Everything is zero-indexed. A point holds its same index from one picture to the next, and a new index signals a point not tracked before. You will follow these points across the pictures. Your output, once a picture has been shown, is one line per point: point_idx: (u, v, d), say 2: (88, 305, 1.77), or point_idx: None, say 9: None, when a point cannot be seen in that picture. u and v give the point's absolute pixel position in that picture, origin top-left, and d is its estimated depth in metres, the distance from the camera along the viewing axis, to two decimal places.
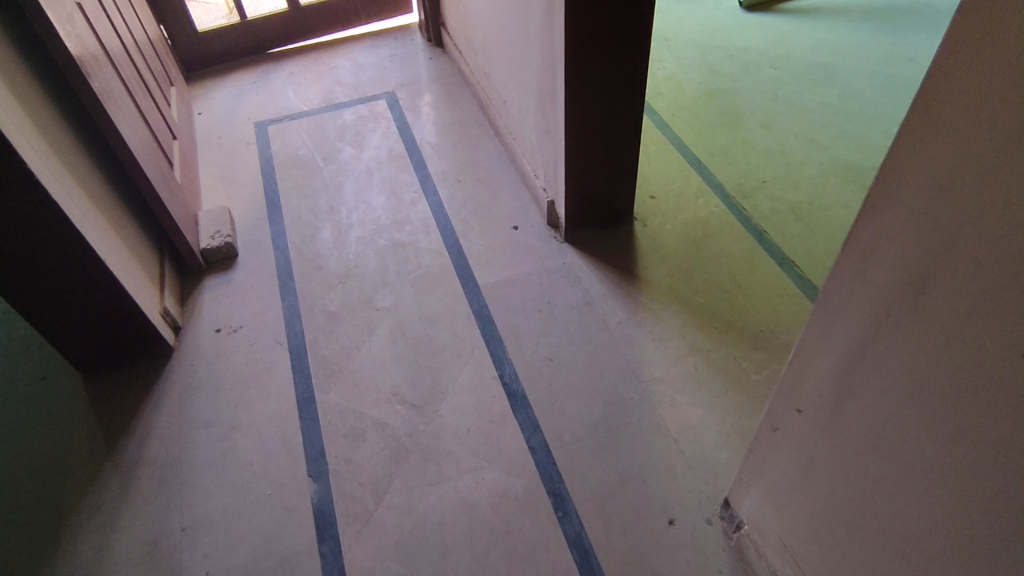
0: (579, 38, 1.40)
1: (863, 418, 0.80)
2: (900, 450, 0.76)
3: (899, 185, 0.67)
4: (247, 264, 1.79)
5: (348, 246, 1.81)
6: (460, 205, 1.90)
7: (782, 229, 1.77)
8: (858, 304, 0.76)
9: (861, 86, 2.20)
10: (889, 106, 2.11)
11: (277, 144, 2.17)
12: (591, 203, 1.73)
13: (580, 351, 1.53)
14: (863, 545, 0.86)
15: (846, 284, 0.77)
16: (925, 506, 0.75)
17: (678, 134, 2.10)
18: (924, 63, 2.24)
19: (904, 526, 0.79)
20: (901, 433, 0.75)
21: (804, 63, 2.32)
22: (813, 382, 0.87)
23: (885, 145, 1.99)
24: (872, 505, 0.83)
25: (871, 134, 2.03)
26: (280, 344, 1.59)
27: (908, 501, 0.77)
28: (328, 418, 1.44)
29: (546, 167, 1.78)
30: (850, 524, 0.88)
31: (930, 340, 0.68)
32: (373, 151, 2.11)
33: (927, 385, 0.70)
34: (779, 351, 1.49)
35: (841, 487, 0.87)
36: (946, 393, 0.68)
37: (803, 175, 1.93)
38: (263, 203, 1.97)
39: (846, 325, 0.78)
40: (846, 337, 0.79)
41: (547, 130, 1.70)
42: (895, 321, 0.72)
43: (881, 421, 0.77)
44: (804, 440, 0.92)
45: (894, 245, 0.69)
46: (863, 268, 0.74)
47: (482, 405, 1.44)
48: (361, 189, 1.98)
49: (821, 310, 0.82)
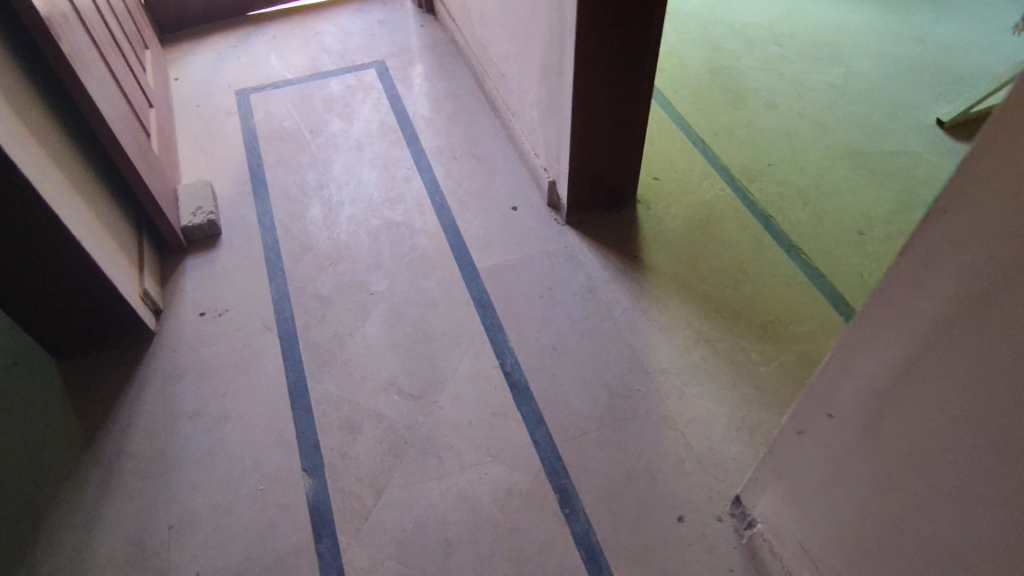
0: (591, 13, 1.32)
1: (906, 431, 0.75)
2: (940, 465, 0.72)
3: (970, 194, 0.60)
4: (231, 243, 1.70)
5: (339, 224, 1.73)
6: (456, 185, 1.82)
7: (789, 215, 1.74)
8: (910, 314, 0.71)
9: (866, 66, 2.15)
10: (895, 88, 2.06)
11: (260, 115, 2.05)
12: (595, 185, 1.67)
13: (584, 340, 1.48)
14: (896, 558, 0.82)
15: (898, 289, 0.71)
16: (968, 525, 0.70)
17: (681, 113, 2.03)
18: (930, 45, 2.20)
19: (938, 545, 0.75)
20: (947, 449, 0.70)
21: (809, 40, 2.26)
22: (850, 389, 0.82)
23: (891, 128, 1.95)
24: (905, 519, 0.79)
25: (879, 119, 1.98)
26: (269, 329, 1.51)
27: (950, 518, 0.72)
28: (322, 408, 1.37)
29: (548, 145, 1.70)
30: (882, 534, 0.83)
31: (986, 355, 0.63)
32: (363, 123, 2.01)
33: (981, 403, 0.65)
34: (788, 342, 1.46)
35: (874, 496, 0.83)
36: (997, 414, 0.63)
37: (809, 158, 1.88)
38: (247, 177, 1.87)
39: (893, 335, 0.73)
40: (892, 347, 0.74)
41: (550, 108, 1.62)
42: (947, 335, 0.67)
43: (925, 436, 0.73)
44: (834, 448, 0.88)
45: (958, 256, 0.63)
46: (919, 277, 0.68)
47: (484, 396, 1.39)
48: (351, 164, 1.89)
49: (865, 316, 0.77)
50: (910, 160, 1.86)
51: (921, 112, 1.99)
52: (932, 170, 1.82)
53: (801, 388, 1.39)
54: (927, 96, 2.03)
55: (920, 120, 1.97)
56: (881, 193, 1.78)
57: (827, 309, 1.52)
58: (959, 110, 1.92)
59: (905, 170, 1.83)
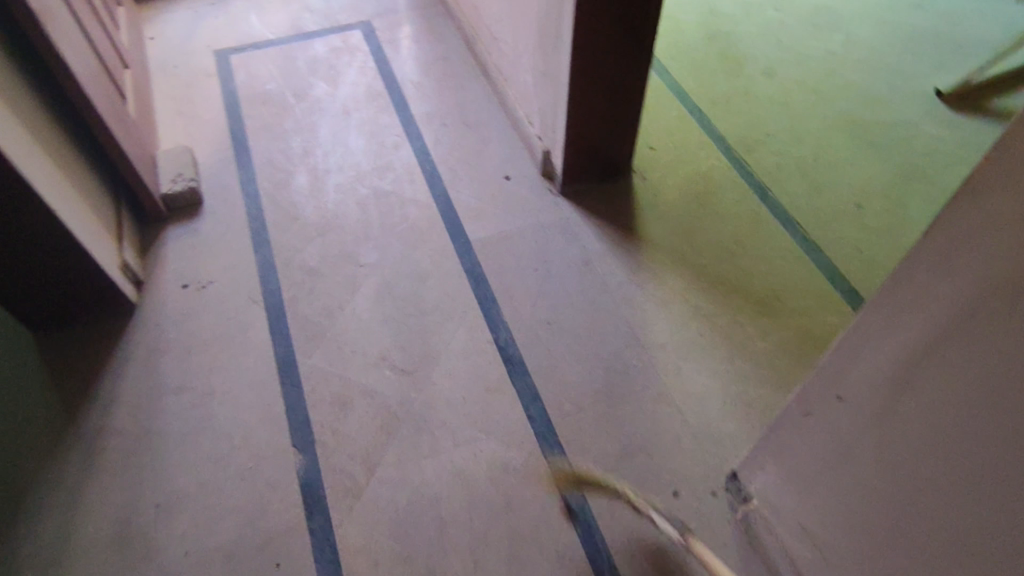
0: None
1: (917, 418, 0.74)
2: (943, 459, 0.71)
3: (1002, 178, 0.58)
4: (213, 212, 1.64)
5: (326, 193, 1.67)
6: (447, 153, 1.77)
7: (786, 187, 1.71)
8: (932, 299, 0.69)
9: (866, 33, 2.10)
10: (895, 57, 2.02)
11: (242, 77, 1.97)
12: (590, 155, 1.63)
13: (579, 314, 1.45)
14: (896, 542, 0.82)
15: (921, 273, 0.69)
16: (973, 516, 0.69)
17: (678, 80, 1.98)
18: (931, 13, 2.16)
19: (934, 536, 0.75)
20: (957, 439, 0.69)
21: (808, 6, 2.21)
22: (863, 371, 0.81)
23: (890, 99, 1.92)
24: (905, 507, 0.79)
25: (878, 88, 1.95)
26: (255, 302, 1.47)
27: (955, 508, 0.71)
28: (311, 384, 1.34)
29: (542, 113, 1.65)
30: (885, 519, 0.83)
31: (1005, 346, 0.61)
32: (350, 87, 1.94)
33: (995, 396, 0.63)
34: (785, 317, 1.45)
35: (881, 480, 0.82)
36: (1000, 414, 0.62)
37: (808, 128, 1.85)
38: (228, 143, 1.79)
39: (913, 320, 0.72)
40: (910, 332, 0.72)
41: (546, 73, 1.56)
42: (963, 328, 0.65)
43: (937, 424, 0.71)
44: (842, 431, 0.87)
45: (985, 243, 0.61)
46: (945, 262, 0.66)
47: (478, 371, 1.36)
48: (338, 130, 1.82)
49: (887, 299, 0.75)
50: (909, 132, 1.83)
51: (921, 82, 1.96)
52: (930, 142, 1.80)
53: (797, 364, 1.38)
54: (927, 66, 1.99)
55: (920, 90, 1.94)
56: (879, 165, 1.75)
57: (825, 284, 1.51)
58: (960, 81, 1.89)
59: (903, 141, 1.81)
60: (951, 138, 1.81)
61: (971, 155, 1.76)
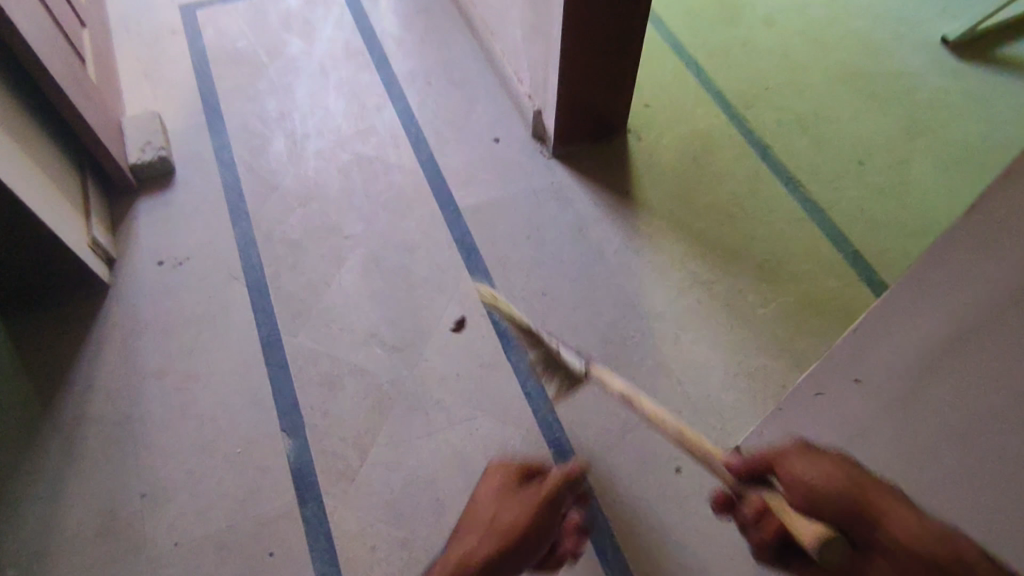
0: None
1: (930, 416, 0.68)
2: (946, 464, 0.67)
3: None
4: (187, 182, 1.55)
5: (306, 160, 1.58)
6: (432, 114, 1.68)
7: (787, 144, 1.64)
8: (962, 287, 0.62)
9: None
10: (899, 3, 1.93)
11: (210, 34, 1.84)
12: (584, 114, 1.55)
13: (575, 284, 1.40)
14: None
15: (955, 256, 0.62)
16: (979, 526, 0.64)
17: (673, 31, 1.88)
18: None
19: None
20: (971, 447, 0.63)
21: None
22: (882, 355, 0.75)
23: (893, 48, 1.84)
24: None
25: (881, 37, 1.86)
26: (236, 278, 1.40)
27: (960, 514, 0.66)
28: (298, 364, 1.29)
29: (533, 71, 1.56)
30: None
31: None
32: (326, 44, 1.82)
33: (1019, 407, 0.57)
34: (787, 283, 1.41)
35: (886, 471, 0.78)
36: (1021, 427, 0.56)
37: (809, 81, 1.77)
38: (199, 107, 1.69)
39: (938, 308, 0.65)
40: (934, 321, 0.66)
41: (536, 28, 1.46)
42: (975, 333, 0.61)
43: (951, 426, 0.66)
44: (853, 414, 0.82)
45: None
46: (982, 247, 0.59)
47: (472, 347, 1.31)
48: (316, 91, 1.72)
49: (914, 280, 0.69)
50: (913, 83, 1.76)
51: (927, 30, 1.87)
52: (935, 94, 1.73)
53: (798, 332, 1.34)
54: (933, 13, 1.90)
55: (926, 39, 1.85)
56: (882, 119, 1.68)
57: (827, 246, 1.46)
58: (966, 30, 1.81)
59: (907, 94, 1.74)
60: (957, 90, 1.74)
61: (977, 108, 1.70)
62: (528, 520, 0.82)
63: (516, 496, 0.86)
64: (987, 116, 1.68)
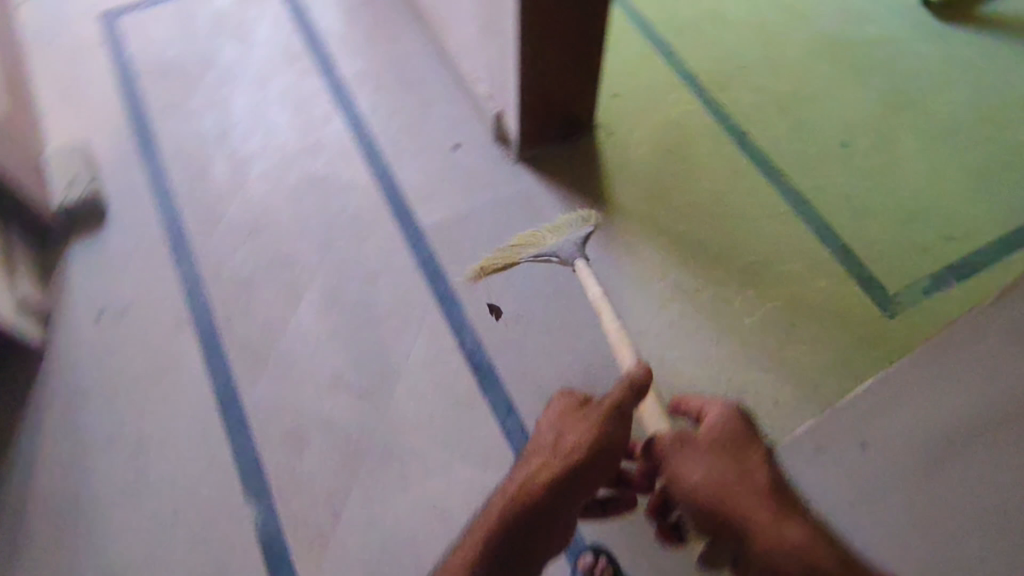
0: None
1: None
2: None
3: None
4: (122, 219, 1.42)
5: (251, 184, 1.46)
6: (386, 121, 1.55)
7: (766, 129, 1.54)
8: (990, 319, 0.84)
9: None
10: None
11: (135, 44, 1.68)
12: (549, 113, 1.43)
13: (551, 305, 1.31)
14: None
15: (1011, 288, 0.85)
16: None
17: (638, 7, 1.75)
18: None
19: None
20: None
21: None
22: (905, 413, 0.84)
23: (873, 12, 1.72)
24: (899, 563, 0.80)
25: (859, 0, 1.74)
26: (183, 326, 1.29)
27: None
28: (259, 419, 1.19)
29: (490, 70, 1.44)
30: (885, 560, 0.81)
31: None
32: (264, 47, 1.67)
33: None
34: (774, 285, 1.34)
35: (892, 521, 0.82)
36: None
37: (786, 55, 1.66)
38: (130, 130, 1.54)
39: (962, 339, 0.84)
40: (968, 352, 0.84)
41: (490, 24, 1.34)
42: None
43: None
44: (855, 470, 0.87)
45: None
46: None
47: (445, 384, 1.23)
48: (256, 103, 1.58)
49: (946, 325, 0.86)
50: (896, 50, 1.65)
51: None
52: (919, 64, 1.63)
53: (788, 340, 1.28)
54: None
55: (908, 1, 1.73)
56: (864, 94, 1.59)
57: (816, 243, 1.38)
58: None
59: (890, 66, 1.63)
60: (943, 57, 1.63)
61: (964, 76, 1.60)
62: (601, 441, 0.87)
63: (589, 413, 0.91)
64: (975, 84, 1.59)
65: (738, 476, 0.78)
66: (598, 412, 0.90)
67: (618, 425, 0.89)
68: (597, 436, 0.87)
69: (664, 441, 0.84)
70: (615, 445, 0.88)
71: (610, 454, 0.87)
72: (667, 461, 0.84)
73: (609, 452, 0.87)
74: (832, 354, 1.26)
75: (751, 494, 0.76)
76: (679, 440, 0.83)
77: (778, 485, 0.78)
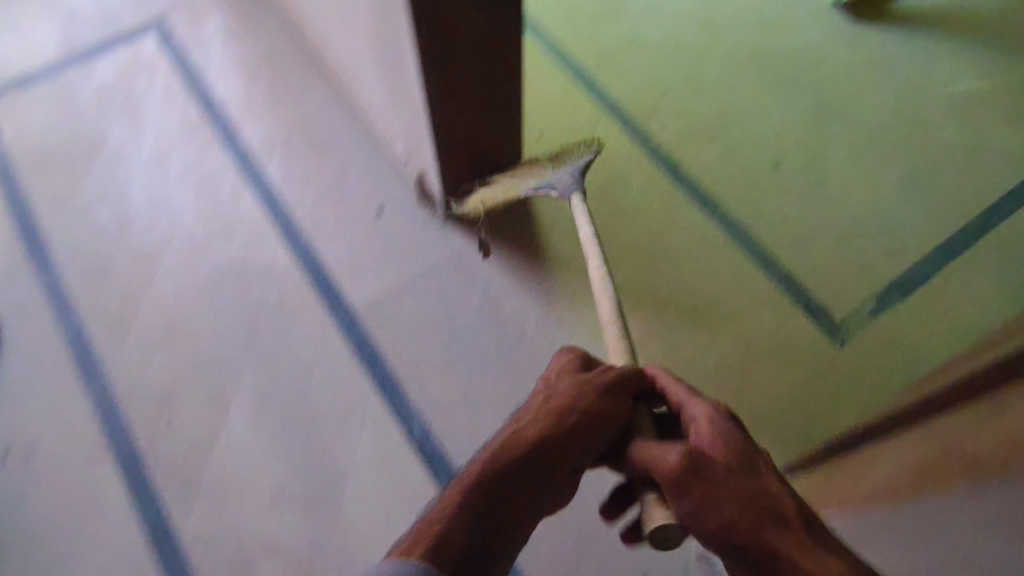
0: None
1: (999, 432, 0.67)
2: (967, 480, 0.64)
3: None
4: (19, 340, 1.29)
5: (160, 281, 1.34)
6: (301, 191, 1.45)
7: (697, 156, 1.51)
8: None
9: None
10: None
11: (13, 133, 1.53)
12: (473, 169, 1.36)
13: (498, 377, 1.25)
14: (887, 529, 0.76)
15: None
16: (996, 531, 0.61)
17: (553, 37, 1.68)
18: None
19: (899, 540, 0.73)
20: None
21: None
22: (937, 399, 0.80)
23: (789, 18, 1.70)
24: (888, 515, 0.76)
25: (773, 7, 1.72)
26: (101, 456, 1.18)
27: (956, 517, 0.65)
28: (198, 551, 1.10)
29: (404, 129, 1.36)
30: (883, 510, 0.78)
31: None
32: (158, 121, 1.54)
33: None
34: (722, 325, 1.32)
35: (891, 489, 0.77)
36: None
37: (707, 73, 1.62)
38: (17, 235, 1.41)
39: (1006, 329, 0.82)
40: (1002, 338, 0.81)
41: (397, 87, 1.25)
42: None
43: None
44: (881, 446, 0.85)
45: None
46: None
47: (396, 483, 1.15)
48: (156, 186, 1.46)
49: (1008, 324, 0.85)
50: (816, 56, 1.63)
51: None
52: (837, 70, 1.61)
53: (743, 380, 1.27)
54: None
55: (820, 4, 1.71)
56: (790, 107, 1.57)
57: (756, 276, 1.36)
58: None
59: (811, 74, 1.61)
60: (860, 61, 1.62)
61: (883, 79, 1.59)
62: (598, 411, 0.80)
63: (589, 378, 0.84)
64: (894, 87, 1.58)
65: (757, 494, 0.67)
66: (601, 380, 0.83)
67: (611, 400, 0.81)
68: (598, 404, 0.80)
69: (670, 458, 0.71)
70: (612, 415, 0.81)
71: (604, 426, 0.80)
72: (671, 480, 0.70)
73: (601, 421, 0.80)
74: (787, 390, 1.26)
75: (780, 527, 0.63)
76: (690, 459, 0.70)
77: (812, 521, 0.65)
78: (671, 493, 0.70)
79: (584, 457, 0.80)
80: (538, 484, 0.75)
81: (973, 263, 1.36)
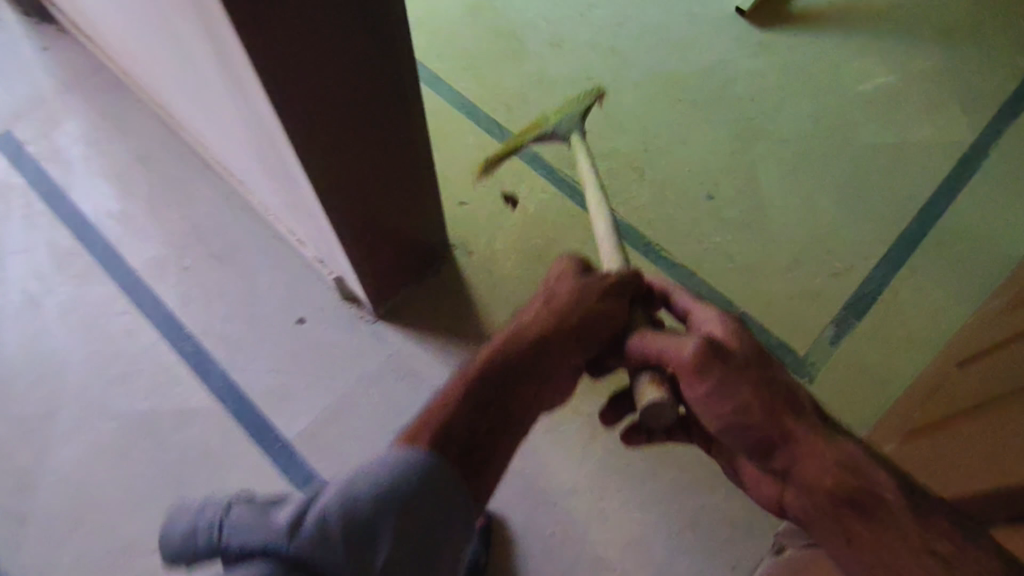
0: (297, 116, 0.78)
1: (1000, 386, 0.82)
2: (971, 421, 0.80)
3: None
4: None
5: (57, 453, 1.16)
6: (207, 312, 1.28)
7: (629, 200, 1.43)
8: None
9: None
10: None
11: None
12: (396, 263, 1.22)
13: None
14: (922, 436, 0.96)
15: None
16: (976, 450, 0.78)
17: (457, 90, 1.56)
18: None
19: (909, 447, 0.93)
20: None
21: None
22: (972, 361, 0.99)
23: (697, 33, 1.62)
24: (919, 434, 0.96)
25: (678, 23, 1.64)
26: None
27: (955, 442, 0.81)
28: None
29: (311, 233, 1.21)
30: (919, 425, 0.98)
31: None
32: (22, 257, 1.33)
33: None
34: None
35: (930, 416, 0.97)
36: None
37: (625, 106, 1.54)
38: None
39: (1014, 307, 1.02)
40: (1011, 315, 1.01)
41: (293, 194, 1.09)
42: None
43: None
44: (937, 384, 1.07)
45: None
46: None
47: None
48: (31, 338, 1.26)
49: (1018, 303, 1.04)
50: (732, 71, 1.56)
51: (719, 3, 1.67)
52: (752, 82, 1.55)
53: None
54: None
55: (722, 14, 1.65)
56: (715, 131, 1.50)
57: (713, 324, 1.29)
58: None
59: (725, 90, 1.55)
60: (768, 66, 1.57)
61: (797, 84, 1.54)
62: (601, 311, 0.76)
63: (592, 281, 0.78)
64: (809, 91, 1.53)
65: (776, 383, 0.65)
66: (601, 285, 0.77)
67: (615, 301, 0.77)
68: (596, 304, 0.76)
69: (688, 350, 0.66)
70: (608, 315, 0.76)
71: (600, 324, 0.75)
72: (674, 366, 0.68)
73: (597, 317, 0.75)
74: None
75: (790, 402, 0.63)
76: (711, 345, 0.64)
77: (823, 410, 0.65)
78: (686, 379, 0.66)
79: (581, 356, 0.74)
80: (539, 383, 0.70)
81: (916, 265, 1.34)
